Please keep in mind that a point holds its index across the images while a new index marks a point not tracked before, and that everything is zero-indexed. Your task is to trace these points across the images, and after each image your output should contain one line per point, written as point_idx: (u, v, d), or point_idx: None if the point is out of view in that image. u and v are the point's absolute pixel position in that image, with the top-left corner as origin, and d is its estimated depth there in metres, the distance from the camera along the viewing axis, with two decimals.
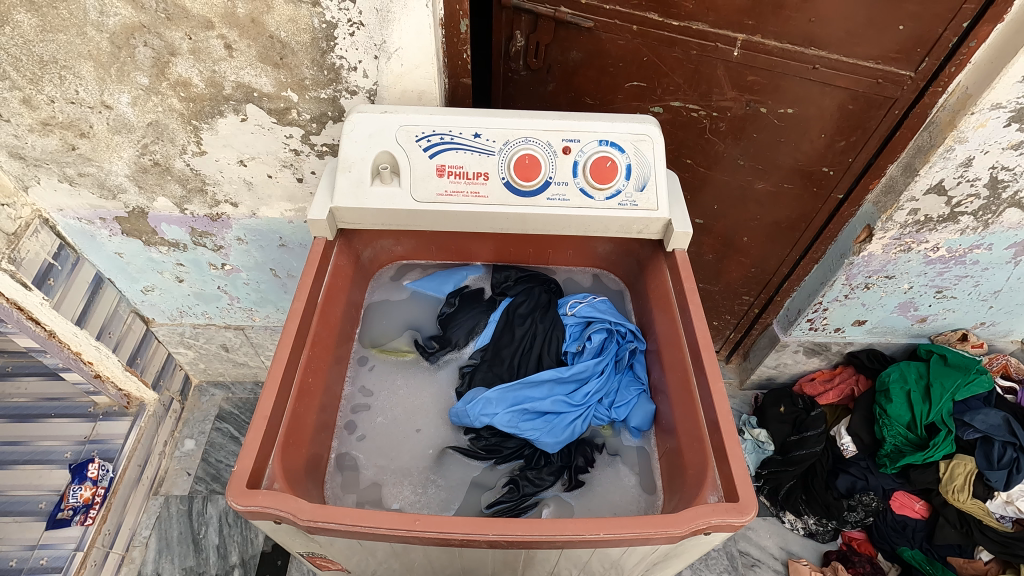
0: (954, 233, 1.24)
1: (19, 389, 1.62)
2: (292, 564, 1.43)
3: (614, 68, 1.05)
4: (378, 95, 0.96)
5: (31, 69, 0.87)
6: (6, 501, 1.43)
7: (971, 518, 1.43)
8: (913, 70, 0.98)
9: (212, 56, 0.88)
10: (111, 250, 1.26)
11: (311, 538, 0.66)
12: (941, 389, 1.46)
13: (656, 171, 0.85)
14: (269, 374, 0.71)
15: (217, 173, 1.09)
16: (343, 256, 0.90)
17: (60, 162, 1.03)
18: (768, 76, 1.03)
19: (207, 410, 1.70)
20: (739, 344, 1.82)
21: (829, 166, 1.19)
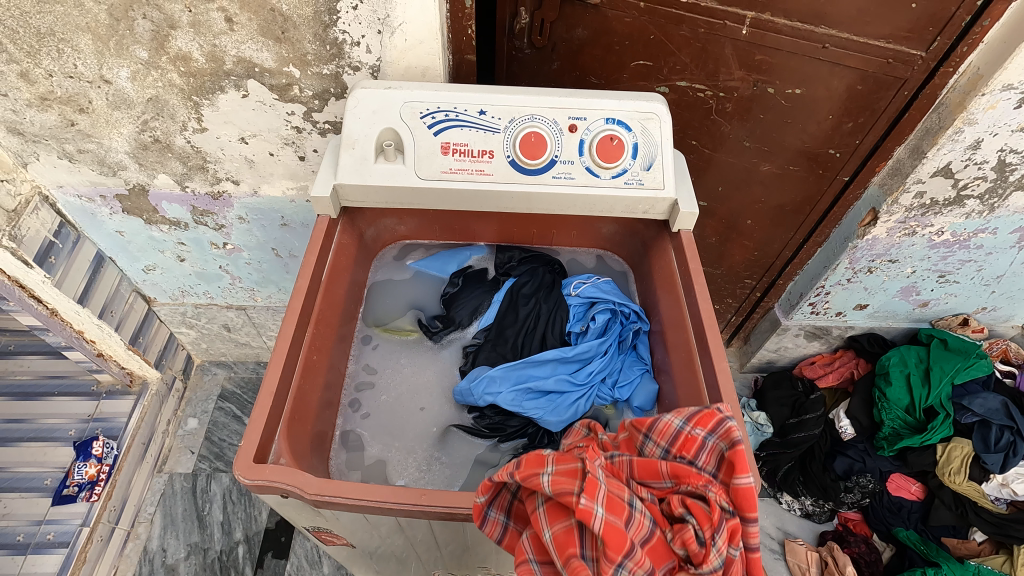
0: (959, 217, 1.24)
1: (22, 367, 1.63)
2: (296, 540, 1.46)
3: (620, 47, 1.03)
4: (381, 71, 0.94)
5: (29, 42, 0.86)
6: (12, 477, 1.45)
7: (966, 500, 1.45)
8: (924, 50, 0.97)
9: (212, 29, 0.87)
10: (112, 229, 1.26)
11: (318, 512, 0.66)
12: (941, 373, 1.46)
13: (663, 151, 0.85)
14: (275, 349, 0.72)
15: (219, 151, 1.08)
16: (346, 234, 0.90)
17: (59, 138, 1.02)
18: (776, 56, 1.02)
19: (210, 389, 1.71)
20: (740, 327, 1.82)
21: (836, 148, 1.17)
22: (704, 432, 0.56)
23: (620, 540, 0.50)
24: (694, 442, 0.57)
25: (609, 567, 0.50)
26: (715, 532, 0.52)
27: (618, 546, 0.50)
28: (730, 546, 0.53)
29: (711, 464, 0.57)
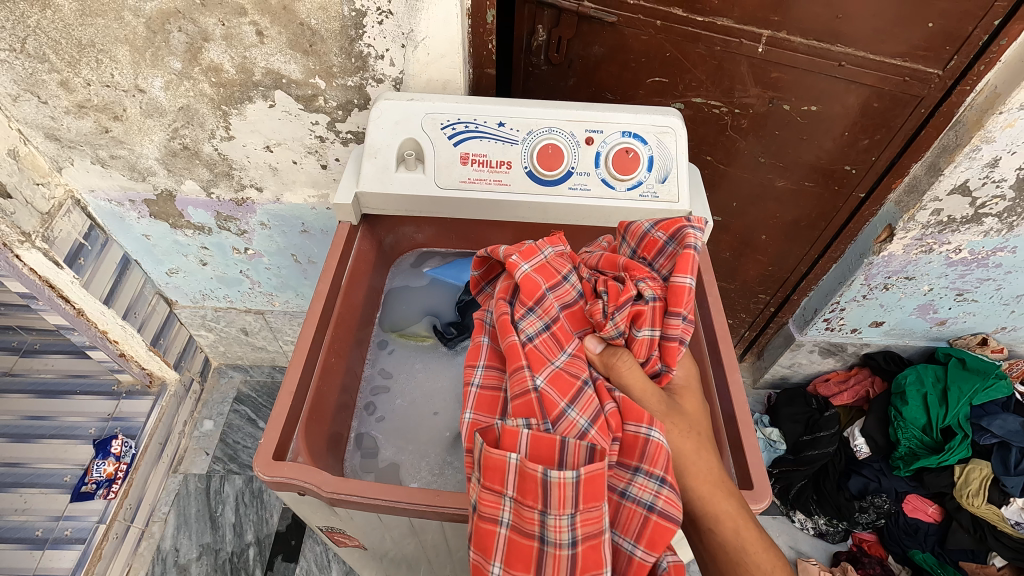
0: (977, 235, 1.23)
1: (46, 365, 1.67)
2: (306, 544, 1.47)
3: (636, 64, 1.05)
4: (404, 84, 0.97)
5: (71, 52, 0.90)
6: (34, 473, 1.48)
7: (985, 523, 1.42)
8: (941, 68, 0.97)
9: (243, 42, 0.90)
10: (139, 232, 1.29)
11: (333, 511, 0.67)
12: (959, 393, 1.44)
13: (678, 163, 0.86)
14: (296, 350, 0.74)
15: (244, 158, 1.12)
16: (366, 241, 0.92)
17: (93, 144, 1.07)
18: (792, 73, 1.03)
19: (226, 392, 1.74)
20: (754, 342, 1.81)
21: (852, 165, 1.18)
22: (665, 237, 0.72)
23: (533, 291, 0.69)
24: (656, 245, 0.72)
25: (520, 305, 0.69)
26: (616, 308, 0.66)
27: (535, 288, 0.69)
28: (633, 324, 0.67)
29: (665, 267, 0.71)
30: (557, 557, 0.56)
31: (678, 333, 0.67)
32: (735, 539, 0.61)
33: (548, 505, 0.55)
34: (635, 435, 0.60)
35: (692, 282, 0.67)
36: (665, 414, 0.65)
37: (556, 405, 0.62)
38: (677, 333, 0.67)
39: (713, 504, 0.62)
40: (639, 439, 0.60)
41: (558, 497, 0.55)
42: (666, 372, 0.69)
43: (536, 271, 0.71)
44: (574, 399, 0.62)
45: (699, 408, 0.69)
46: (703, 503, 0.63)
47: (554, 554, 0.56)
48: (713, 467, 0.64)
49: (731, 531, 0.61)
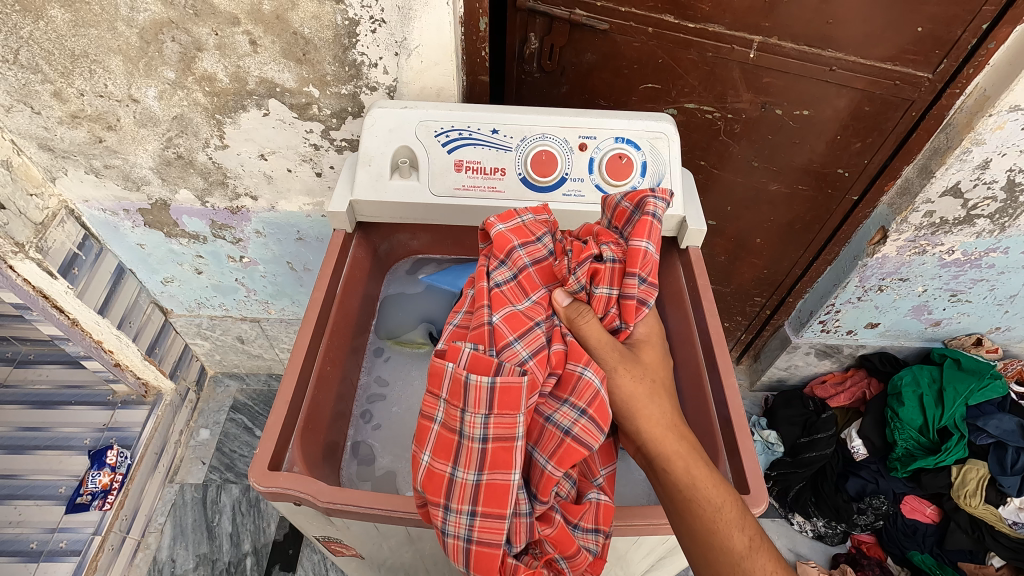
0: (970, 236, 1.24)
1: (40, 376, 1.66)
2: (303, 553, 1.46)
3: (629, 70, 1.06)
4: (397, 92, 0.97)
5: (64, 63, 0.90)
6: (28, 485, 1.47)
7: (983, 524, 1.42)
8: (931, 72, 0.98)
9: (237, 51, 0.90)
10: (133, 241, 1.29)
11: (329, 521, 0.67)
12: (955, 393, 1.45)
13: (671, 168, 0.86)
14: (291, 358, 0.74)
15: (239, 167, 1.12)
16: (361, 249, 0.92)
17: (87, 154, 1.06)
18: (784, 78, 1.04)
19: (222, 401, 1.73)
20: (750, 345, 1.81)
21: (844, 168, 1.19)
22: (631, 207, 0.75)
23: (505, 245, 0.72)
24: (625, 214, 0.76)
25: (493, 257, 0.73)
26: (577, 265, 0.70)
27: (507, 242, 0.72)
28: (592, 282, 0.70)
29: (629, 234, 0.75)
30: (468, 451, 0.60)
31: (635, 291, 0.70)
32: (688, 479, 0.62)
33: (467, 405, 0.60)
34: (570, 372, 0.64)
35: (650, 246, 0.71)
36: (618, 361, 0.67)
37: (503, 334, 0.65)
38: (635, 291, 0.70)
39: (663, 442, 0.64)
40: (574, 377, 0.64)
41: (474, 398, 0.59)
42: (624, 329, 0.71)
43: (510, 227, 0.74)
44: (522, 335, 0.66)
45: (660, 363, 0.71)
46: (654, 445, 0.64)
47: (468, 448, 0.60)
48: (665, 411, 0.66)
49: (683, 470, 0.62)
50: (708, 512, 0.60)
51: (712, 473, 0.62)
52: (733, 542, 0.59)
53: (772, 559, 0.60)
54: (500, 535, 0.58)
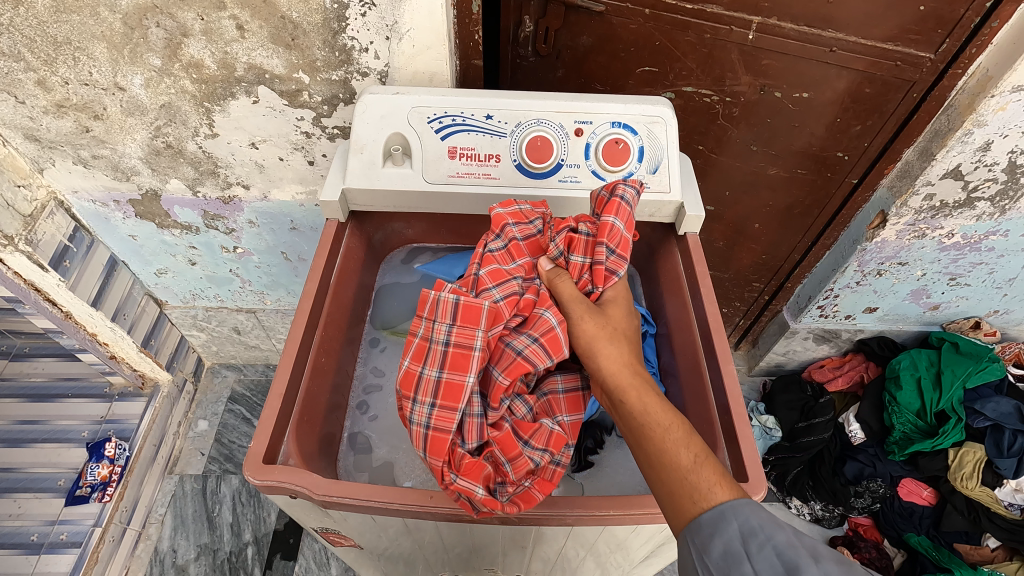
0: (970, 219, 1.23)
1: (36, 369, 1.65)
2: (304, 542, 1.46)
3: (625, 53, 1.04)
4: (390, 77, 0.95)
5: (46, 50, 0.88)
6: (27, 478, 1.47)
7: (978, 506, 1.43)
8: (933, 52, 0.96)
9: (224, 37, 0.88)
10: (125, 233, 1.27)
11: (326, 513, 0.67)
12: (952, 376, 1.45)
13: (669, 154, 0.85)
14: (285, 350, 0.73)
15: (230, 156, 1.10)
16: (355, 238, 0.91)
17: (74, 144, 1.04)
18: (783, 60, 1.02)
19: (220, 391, 1.72)
20: (749, 330, 1.81)
21: (844, 151, 1.17)
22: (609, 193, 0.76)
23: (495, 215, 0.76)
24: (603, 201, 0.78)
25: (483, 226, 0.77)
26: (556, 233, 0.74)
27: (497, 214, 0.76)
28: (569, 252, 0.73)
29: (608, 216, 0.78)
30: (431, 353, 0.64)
31: (605, 258, 0.71)
32: (640, 410, 0.60)
33: (436, 315, 0.65)
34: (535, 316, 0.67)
35: (618, 222, 0.73)
36: (584, 311, 0.68)
37: (482, 275, 0.70)
38: (605, 258, 0.71)
39: (617, 377, 0.63)
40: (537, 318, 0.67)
41: (442, 307, 0.65)
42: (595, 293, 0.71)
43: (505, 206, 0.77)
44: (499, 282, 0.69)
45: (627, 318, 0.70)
46: (610, 380, 0.63)
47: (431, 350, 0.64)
48: (624, 352, 0.65)
49: (635, 401, 0.61)
50: (656, 434, 0.58)
51: (667, 405, 0.60)
52: (678, 458, 0.56)
53: (718, 475, 0.55)
54: (449, 424, 0.60)
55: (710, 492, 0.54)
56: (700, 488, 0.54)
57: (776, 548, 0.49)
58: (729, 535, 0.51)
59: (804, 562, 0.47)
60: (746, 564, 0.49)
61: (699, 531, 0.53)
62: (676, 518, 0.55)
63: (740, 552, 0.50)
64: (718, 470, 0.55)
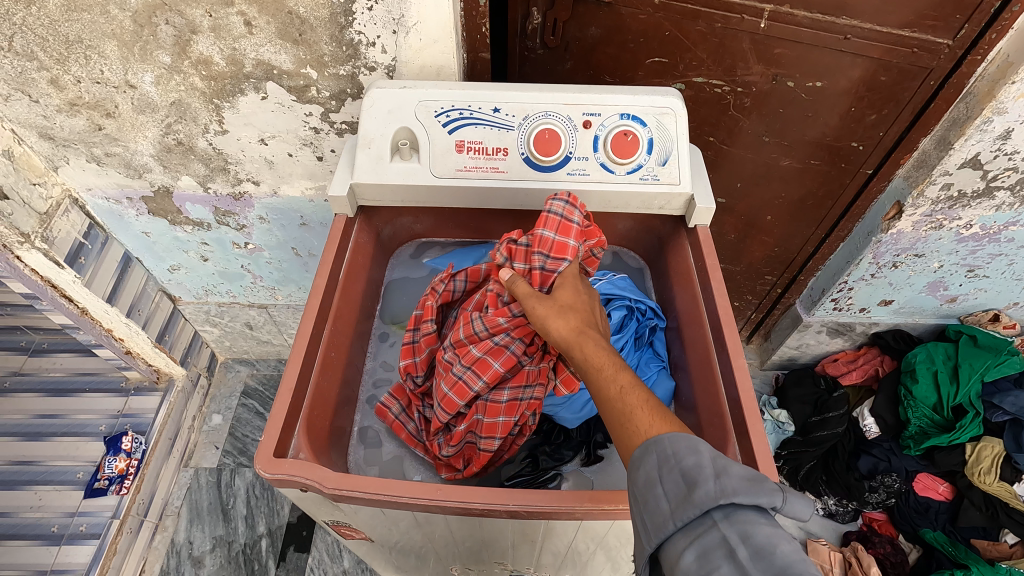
0: (989, 209, 1.20)
1: (54, 364, 1.68)
2: (317, 535, 1.48)
3: (634, 44, 1.02)
4: (397, 71, 0.95)
5: (58, 49, 0.89)
6: (47, 471, 1.50)
7: (997, 501, 1.41)
8: (951, 38, 0.94)
9: (232, 33, 0.88)
10: (139, 230, 1.29)
11: (336, 506, 0.67)
12: (970, 370, 1.42)
13: (679, 145, 0.84)
14: (295, 344, 0.74)
15: (239, 152, 1.10)
16: (363, 233, 0.91)
17: (88, 142, 1.06)
18: (796, 48, 1.00)
19: (233, 386, 1.74)
20: (761, 324, 1.80)
21: (858, 141, 1.15)
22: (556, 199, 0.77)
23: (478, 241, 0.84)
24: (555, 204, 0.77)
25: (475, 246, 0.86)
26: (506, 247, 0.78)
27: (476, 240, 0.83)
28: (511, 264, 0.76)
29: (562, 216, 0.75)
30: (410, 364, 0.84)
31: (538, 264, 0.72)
32: (584, 360, 0.63)
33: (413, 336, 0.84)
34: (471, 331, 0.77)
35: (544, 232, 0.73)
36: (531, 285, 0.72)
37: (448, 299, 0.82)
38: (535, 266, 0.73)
39: (564, 329, 0.66)
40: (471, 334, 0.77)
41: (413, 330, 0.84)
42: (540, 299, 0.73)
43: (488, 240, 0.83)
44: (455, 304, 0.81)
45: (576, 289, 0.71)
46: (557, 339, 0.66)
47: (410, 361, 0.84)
48: (573, 321, 0.67)
49: (577, 354, 0.63)
50: (593, 374, 0.61)
51: (606, 349, 0.63)
52: (607, 389, 0.60)
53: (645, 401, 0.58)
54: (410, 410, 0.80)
55: (646, 424, 0.56)
56: (629, 412, 0.57)
57: (682, 470, 0.51)
58: (649, 466, 0.53)
59: (705, 480, 0.49)
60: (659, 489, 0.51)
61: (636, 465, 0.54)
62: (620, 446, 0.57)
63: (655, 479, 0.52)
64: (644, 398, 0.58)
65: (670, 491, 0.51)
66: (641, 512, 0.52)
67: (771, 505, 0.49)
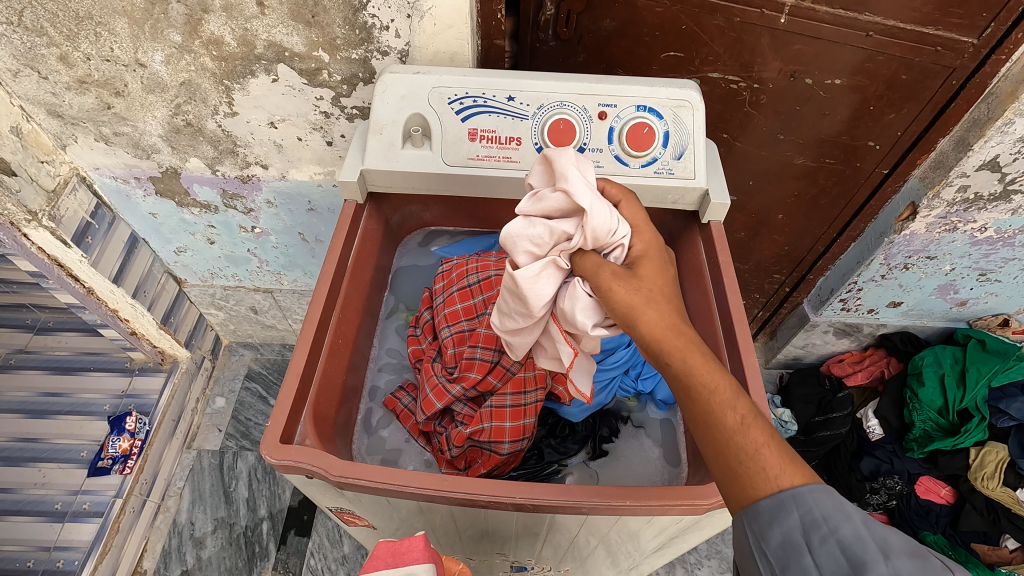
0: (1005, 213, 1.18)
1: (60, 342, 1.69)
2: (317, 519, 1.49)
3: (650, 37, 1.01)
4: (410, 56, 0.94)
5: (68, 25, 0.88)
6: (51, 448, 1.51)
7: (999, 506, 1.39)
8: (976, 37, 0.92)
9: (244, 13, 0.87)
10: (146, 211, 1.28)
11: (340, 493, 0.67)
12: (977, 374, 1.42)
13: (695, 139, 0.83)
14: (303, 330, 0.73)
15: (249, 135, 1.09)
16: (372, 220, 0.90)
17: (96, 121, 1.05)
18: (815, 44, 0.98)
19: (237, 369, 1.75)
20: (767, 322, 1.79)
21: (875, 140, 1.13)
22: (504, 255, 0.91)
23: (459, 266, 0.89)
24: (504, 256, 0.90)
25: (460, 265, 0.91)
26: (469, 275, 0.86)
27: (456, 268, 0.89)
28: (473, 292, 0.84)
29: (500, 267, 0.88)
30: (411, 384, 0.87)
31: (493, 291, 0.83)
32: (685, 372, 0.53)
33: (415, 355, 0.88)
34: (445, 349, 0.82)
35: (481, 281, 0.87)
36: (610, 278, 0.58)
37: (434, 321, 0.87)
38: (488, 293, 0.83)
39: (654, 339, 0.55)
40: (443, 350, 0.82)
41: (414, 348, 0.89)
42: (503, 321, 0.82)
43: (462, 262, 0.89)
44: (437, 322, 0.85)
45: (664, 276, 0.60)
46: (656, 348, 0.55)
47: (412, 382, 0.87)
48: (666, 312, 0.56)
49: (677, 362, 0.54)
50: (702, 399, 0.52)
51: (715, 364, 0.53)
52: (723, 419, 0.51)
53: (786, 458, 0.49)
54: (408, 421, 0.82)
55: (775, 470, 0.49)
56: (770, 484, 0.48)
57: (839, 542, 0.46)
58: (789, 527, 0.47)
59: (873, 561, 0.44)
60: (807, 559, 0.46)
61: (756, 518, 0.49)
62: (726, 494, 0.51)
63: (801, 546, 0.47)
64: (767, 432, 0.50)
65: (824, 565, 0.46)
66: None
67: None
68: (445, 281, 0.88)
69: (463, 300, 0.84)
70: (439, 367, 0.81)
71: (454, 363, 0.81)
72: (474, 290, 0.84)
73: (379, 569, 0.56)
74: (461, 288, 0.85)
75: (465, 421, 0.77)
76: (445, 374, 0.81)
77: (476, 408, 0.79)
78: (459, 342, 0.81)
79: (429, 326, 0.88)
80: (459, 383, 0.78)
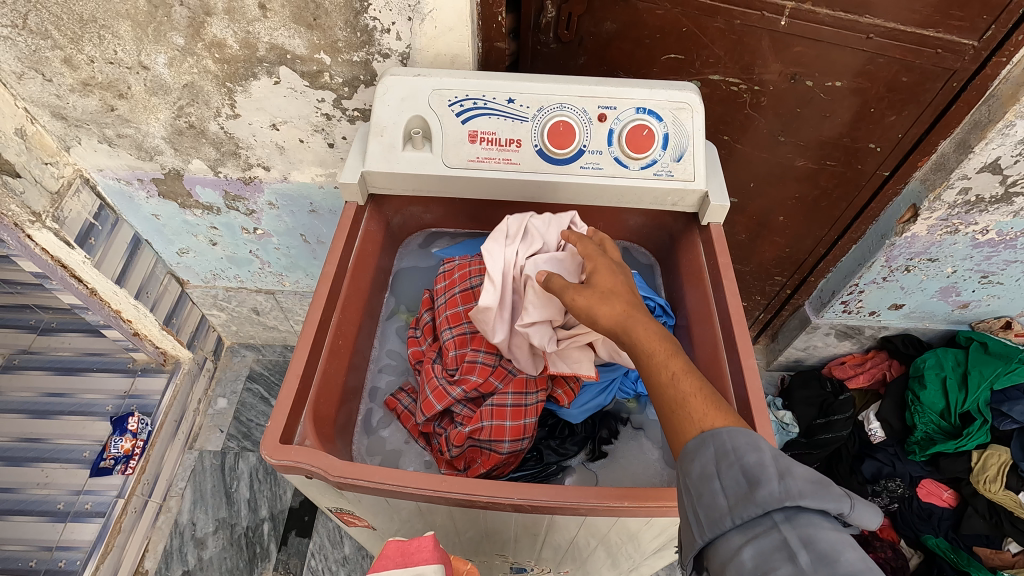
0: (1006, 215, 1.18)
1: (63, 343, 1.70)
2: (318, 520, 1.49)
3: (650, 39, 1.01)
4: (411, 59, 0.94)
5: (72, 28, 0.88)
6: (54, 448, 1.52)
7: (1002, 509, 1.39)
8: (976, 39, 0.92)
9: (247, 16, 0.88)
10: (148, 212, 1.29)
11: (340, 494, 0.68)
12: (980, 377, 1.41)
13: (695, 141, 0.83)
14: (303, 331, 0.73)
15: (251, 137, 1.10)
16: (373, 221, 0.91)
17: (100, 123, 1.05)
18: (816, 46, 0.98)
19: (239, 370, 1.75)
20: (768, 324, 1.79)
21: (876, 142, 1.13)
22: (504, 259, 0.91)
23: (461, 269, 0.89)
24: None
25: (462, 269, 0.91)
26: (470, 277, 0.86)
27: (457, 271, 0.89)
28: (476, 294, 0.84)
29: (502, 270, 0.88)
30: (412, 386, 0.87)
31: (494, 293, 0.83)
32: (634, 346, 0.61)
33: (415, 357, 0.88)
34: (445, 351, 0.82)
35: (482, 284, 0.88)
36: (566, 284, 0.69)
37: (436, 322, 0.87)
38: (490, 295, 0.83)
39: (611, 316, 0.64)
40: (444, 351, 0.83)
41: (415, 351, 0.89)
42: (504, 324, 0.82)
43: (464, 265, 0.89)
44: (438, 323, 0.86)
45: (617, 279, 0.68)
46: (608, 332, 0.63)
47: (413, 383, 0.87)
48: (617, 306, 0.64)
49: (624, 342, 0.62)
50: (644, 361, 0.60)
51: (659, 332, 0.61)
52: (658, 375, 0.58)
53: (714, 408, 0.54)
54: (408, 422, 0.82)
55: (700, 416, 0.54)
56: (695, 428, 0.54)
57: (744, 468, 0.50)
58: (705, 459, 0.52)
59: (768, 480, 0.48)
60: (716, 484, 0.51)
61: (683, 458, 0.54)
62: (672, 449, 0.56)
63: (712, 473, 0.51)
64: (697, 383, 0.56)
65: (728, 488, 0.50)
66: (695, 505, 0.52)
67: (838, 512, 0.48)
68: (446, 282, 0.88)
69: (466, 302, 0.84)
70: (439, 368, 0.81)
71: (455, 364, 0.81)
72: (477, 292, 0.84)
73: (389, 568, 0.55)
74: (463, 290, 0.85)
75: (465, 422, 0.78)
76: (445, 376, 0.81)
77: (476, 409, 0.79)
78: (460, 344, 0.82)
79: (429, 328, 0.88)
80: (459, 384, 0.78)
